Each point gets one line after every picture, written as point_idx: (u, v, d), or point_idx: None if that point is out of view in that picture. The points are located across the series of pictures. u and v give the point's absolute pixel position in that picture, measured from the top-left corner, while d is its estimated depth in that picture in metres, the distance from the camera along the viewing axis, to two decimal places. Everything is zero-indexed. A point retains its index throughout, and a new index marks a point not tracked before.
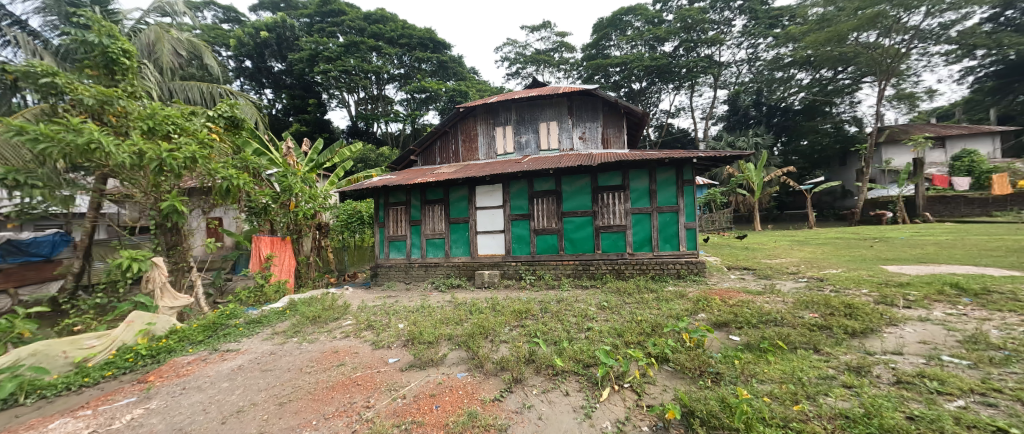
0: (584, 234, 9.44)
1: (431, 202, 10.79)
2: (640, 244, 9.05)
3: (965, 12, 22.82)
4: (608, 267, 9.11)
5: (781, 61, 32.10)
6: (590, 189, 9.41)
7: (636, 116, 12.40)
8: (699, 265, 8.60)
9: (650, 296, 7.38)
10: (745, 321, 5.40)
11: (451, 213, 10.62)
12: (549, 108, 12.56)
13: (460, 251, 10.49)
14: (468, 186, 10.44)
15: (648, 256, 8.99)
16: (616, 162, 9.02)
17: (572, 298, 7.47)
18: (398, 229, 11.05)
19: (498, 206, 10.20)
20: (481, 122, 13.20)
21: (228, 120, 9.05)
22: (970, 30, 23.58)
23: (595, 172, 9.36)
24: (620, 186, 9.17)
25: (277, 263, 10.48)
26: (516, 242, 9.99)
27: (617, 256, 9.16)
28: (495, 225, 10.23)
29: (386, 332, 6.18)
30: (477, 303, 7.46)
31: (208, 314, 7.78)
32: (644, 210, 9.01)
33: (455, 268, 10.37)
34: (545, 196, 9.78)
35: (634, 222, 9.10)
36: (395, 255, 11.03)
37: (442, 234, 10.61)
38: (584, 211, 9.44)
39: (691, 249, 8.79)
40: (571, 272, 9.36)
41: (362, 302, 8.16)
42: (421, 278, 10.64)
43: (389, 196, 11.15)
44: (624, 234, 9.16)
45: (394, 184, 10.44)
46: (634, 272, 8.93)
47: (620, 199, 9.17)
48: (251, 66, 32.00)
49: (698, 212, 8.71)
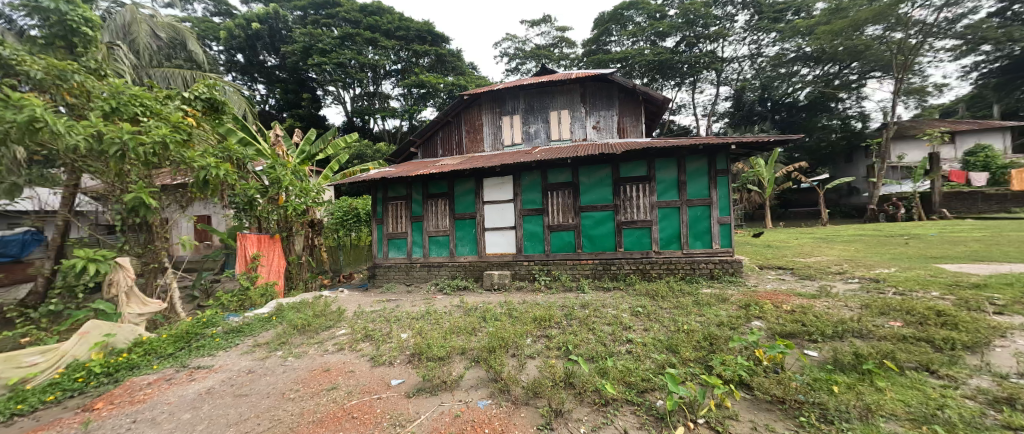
0: (604, 231, 8.54)
1: (433, 196, 9.86)
2: (668, 242, 8.16)
3: (973, 5, 22.09)
4: (632, 267, 8.23)
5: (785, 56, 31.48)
6: (611, 180, 8.52)
7: (654, 103, 11.48)
8: (736, 264, 7.73)
9: (689, 300, 6.46)
10: (820, 333, 4.49)
11: (456, 208, 9.70)
12: (560, 95, 11.65)
13: (466, 249, 9.57)
14: (475, 178, 9.53)
15: (677, 254, 8.10)
16: (641, 150, 8.12)
17: (600, 303, 6.56)
18: (398, 226, 10.12)
19: (508, 201, 9.30)
20: (486, 110, 12.26)
21: (206, 104, 8.04)
22: (976, 24, 22.89)
23: (617, 162, 8.46)
24: (645, 177, 8.27)
25: (266, 263, 9.58)
26: (528, 239, 9.08)
27: (642, 255, 8.27)
28: (504, 220, 9.33)
29: (387, 345, 5.24)
30: (490, 308, 6.54)
31: (183, 321, 6.81)
32: (672, 204, 8.12)
33: (461, 268, 9.46)
34: (560, 189, 8.89)
35: (661, 217, 8.21)
36: (395, 254, 10.09)
37: (446, 231, 9.70)
38: (604, 205, 8.54)
39: (726, 246, 7.91)
40: (590, 273, 8.47)
41: (359, 307, 7.21)
42: (423, 280, 9.72)
43: (388, 190, 10.21)
44: (649, 231, 8.27)
45: (393, 176, 9.50)
46: (660, 273, 8.06)
47: (645, 191, 8.28)
48: (243, 60, 30.88)
49: (733, 205, 7.82)
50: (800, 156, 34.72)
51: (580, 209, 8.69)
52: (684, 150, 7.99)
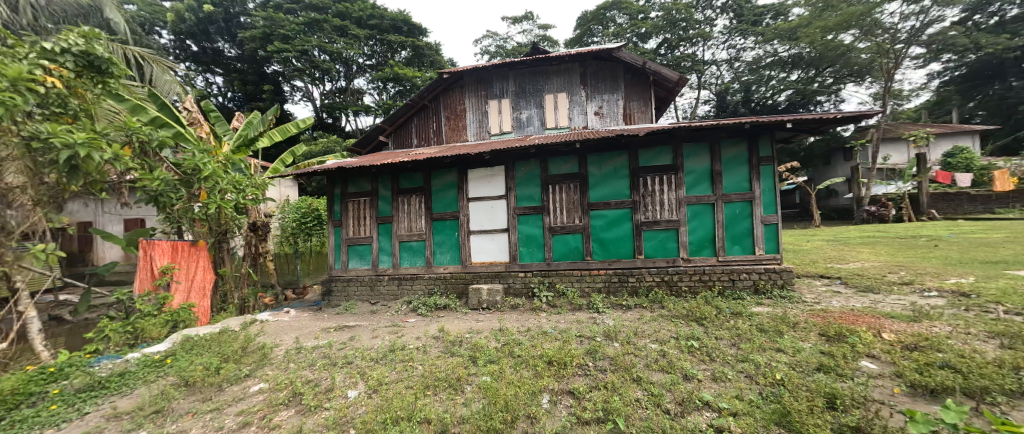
0: (619, 234, 6.87)
1: (405, 192, 7.92)
2: (699, 246, 6.57)
3: (937, 15, 21.84)
4: (655, 279, 6.59)
5: (761, 60, 30.74)
6: (627, 170, 6.88)
7: (664, 87, 10.00)
8: (786, 274, 6.19)
9: (745, 324, 4.88)
10: (1005, 394, 2.89)
11: (433, 206, 7.81)
12: (556, 76, 9.98)
13: (446, 258, 7.70)
14: (459, 168, 7.71)
15: (711, 262, 6.52)
16: (665, 133, 6.53)
17: (630, 330, 4.86)
18: (360, 229, 8.07)
19: (499, 197, 7.51)
20: (470, 94, 10.43)
21: (82, 61, 5.47)
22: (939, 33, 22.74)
23: (634, 149, 6.83)
24: (670, 167, 6.68)
25: (183, 279, 7.31)
26: (524, 245, 7.32)
27: (667, 263, 6.65)
28: (495, 221, 7.53)
29: (320, 416, 3.30)
30: (482, 342, 4.72)
31: (28, 370, 4.62)
32: (703, 200, 6.54)
33: (441, 282, 7.56)
34: (564, 182, 7.18)
35: (690, 217, 6.61)
36: (357, 265, 8.03)
37: (422, 234, 7.79)
38: (620, 200, 6.89)
39: (771, 251, 6.37)
40: (603, 286, 6.78)
41: (298, 341, 5.20)
42: (392, 297, 7.72)
43: (347, 184, 8.16)
44: (676, 233, 6.66)
45: (353, 166, 7.52)
46: (692, 286, 6.45)
47: (669, 184, 6.68)
48: (197, 48, 27.94)
49: (781, 201, 6.31)
50: (783, 159, 34.58)
51: (589, 206, 7.02)
52: (718, 132, 6.45)
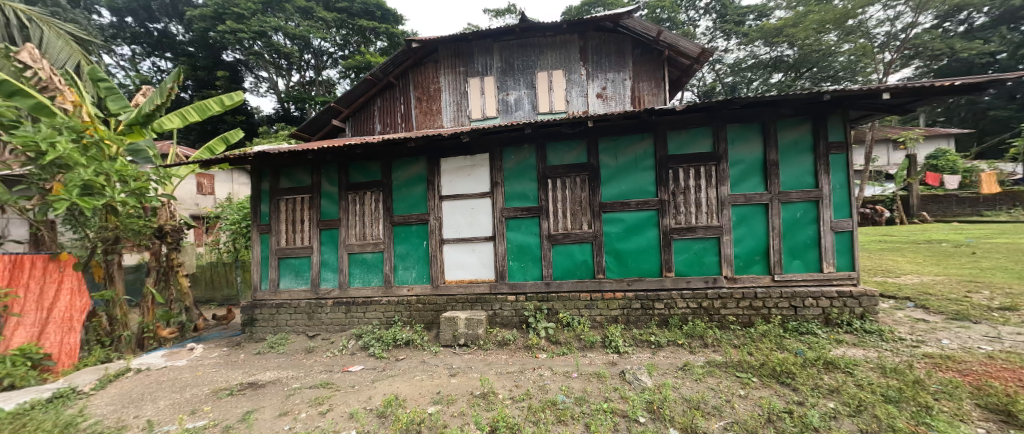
0: (641, 245, 5.20)
1: (356, 187, 5.98)
2: (747, 261, 4.96)
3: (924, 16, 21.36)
4: (691, 306, 4.95)
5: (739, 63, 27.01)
6: (651, 159, 5.20)
7: (677, 66, 8.42)
8: (867, 300, 4.61)
9: (852, 384, 3.25)
10: None
11: (394, 206, 5.91)
12: (550, 50, 8.25)
13: (411, 276, 5.81)
14: (428, 156, 5.85)
15: (764, 283, 4.90)
16: (705, 109, 4.87)
17: (686, 400, 3.15)
18: (295, 236, 6.03)
19: (482, 195, 5.70)
20: (445, 70, 8.56)
21: None
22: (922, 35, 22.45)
23: (661, 131, 5.14)
24: (709, 155, 5.01)
25: (32, 309, 5.41)
26: (516, 258, 5.54)
27: (706, 283, 5.00)
28: (477, 227, 5.70)
29: None
30: (456, 429, 2.90)
31: None
32: (754, 199, 4.93)
33: (405, 308, 5.68)
34: (568, 175, 5.44)
35: (737, 222, 4.98)
36: (290, 284, 5.98)
37: (379, 244, 5.87)
38: (642, 199, 5.19)
39: (844, 268, 4.78)
40: (621, 315, 5.11)
41: (161, 425, 3.24)
42: (337, 329, 5.75)
43: (278, 177, 6.11)
44: (717, 243, 5.02)
45: (281, 151, 5.51)
46: (739, 315, 4.84)
47: (708, 178, 5.03)
48: (139, 28, 24.76)
49: (857, 201, 4.75)
50: None
51: (601, 206, 5.31)
52: (776, 109, 4.82)
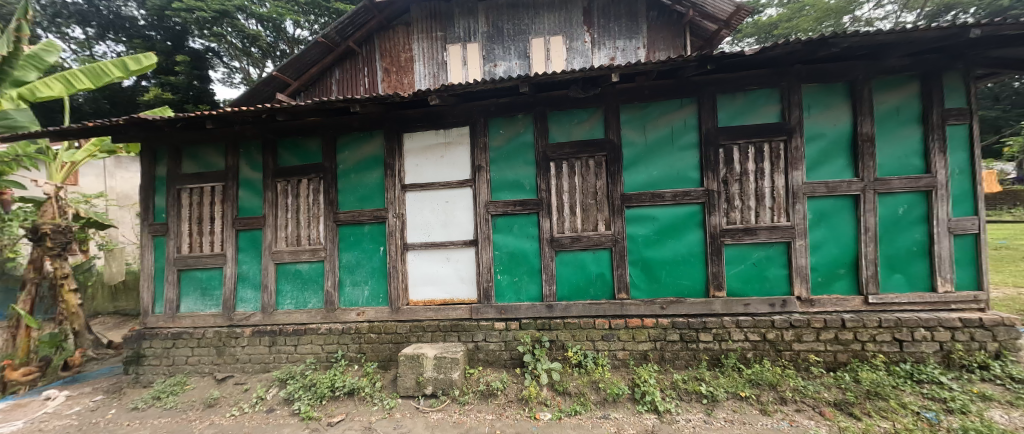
0: (677, 254, 3.77)
1: (287, 173, 4.36)
2: (829, 276, 3.57)
3: None
4: (751, 339, 3.54)
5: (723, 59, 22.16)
6: (693, 133, 3.75)
7: (699, 35, 7.03)
8: (1005, 332, 3.25)
9: None
10: None
11: (340, 199, 4.32)
12: (547, 11, 6.75)
13: (362, 295, 4.23)
14: (385, 130, 4.28)
15: (853, 306, 3.51)
16: (776, 61, 3.43)
17: None
18: (202, 240, 4.39)
19: (459, 184, 4.18)
20: (419, 35, 6.98)
21: None
22: None
23: (709, 93, 3.69)
24: (777, 127, 3.58)
25: None
26: (506, 271, 4.05)
27: (771, 306, 3.59)
28: (452, 228, 4.17)
29: None
30: None
31: None
32: (838, 189, 3.52)
33: (351, 340, 4.11)
34: (577, 156, 3.97)
35: (815, 221, 3.57)
36: (194, 307, 4.34)
37: (318, 250, 4.28)
38: (681, 190, 3.74)
39: (967, 286, 3.42)
40: (653, 352, 3.68)
41: None
42: (256, 370, 4.15)
43: (180, 158, 4.46)
44: (787, 252, 3.61)
45: (170, 121, 3.85)
46: (820, 353, 3.45)
47: (775, 159, 3.60)
48: None
49: (986, 191, 3.38)
50: None
51: (623, 200, 3.84)
52: (875, 62, 3.41)
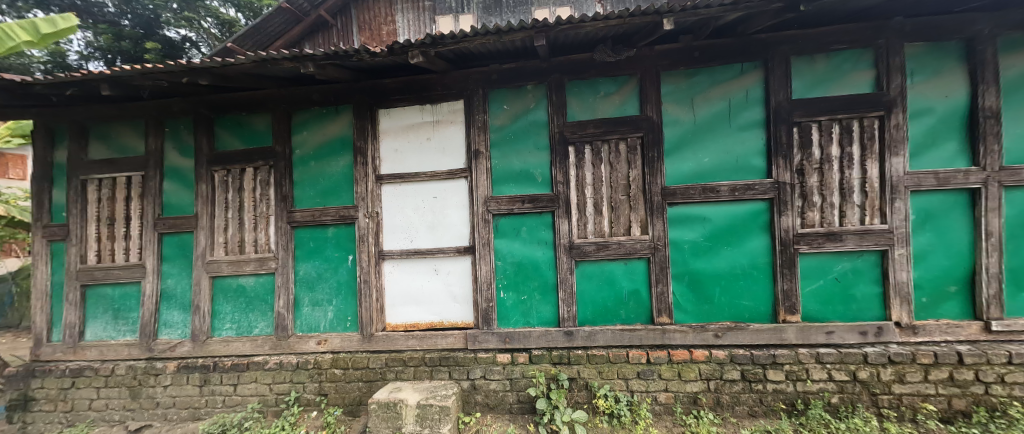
0: (735, 266, 2.90)
1: (226, 158, 3.35)
2: (936, 296, 2.73)
3: None
4: (837, 379, 2.69)
5: None
6: (758, 108, 2.87)
7: None
8: None
9: None
10: None
11: (295, 193, 3.34)
12: None
13: (324, 318, 3.26)
14: (355, 104, 3.29)
15: (970, 334, 2.67)
16: (876, 10, 2.56)
17: None
18: (114, 247, 3.37)
19: (451, 174, 3.25)
20: (403, 4, 5.99)
21: None
22: None
23: (781, 54, 2.80)
24: (872, 99, 2.71)
25: None
26: (511, 287, 3.14)
27: (861, 335, 2.73)
28: (441, 232, 3.25)
29: None
30: None
31: None
32: (951, 182, 2.68)
33: (309, 378, 3.15)
34: (604, 138, 3.06)
35: (919, 224, 2.72)
36: (102, 333, 3.33)
37: (265, 260, 3.28)
38: (741, 183, 2.86)
39: None
40: (707, 396, 2.81)
41: None
42: (183, 418, 3.17)
43: (86, 140, 3.43)
44: (881, 264, 2.76)
45: (54, 87, 2.82)
46: (929, 398, 2.62)
47: (868, 141, 2.73)
48: None
49: None
50: None
51: (664, 196, 2.95)
52: (1004, 12, 2.56)
